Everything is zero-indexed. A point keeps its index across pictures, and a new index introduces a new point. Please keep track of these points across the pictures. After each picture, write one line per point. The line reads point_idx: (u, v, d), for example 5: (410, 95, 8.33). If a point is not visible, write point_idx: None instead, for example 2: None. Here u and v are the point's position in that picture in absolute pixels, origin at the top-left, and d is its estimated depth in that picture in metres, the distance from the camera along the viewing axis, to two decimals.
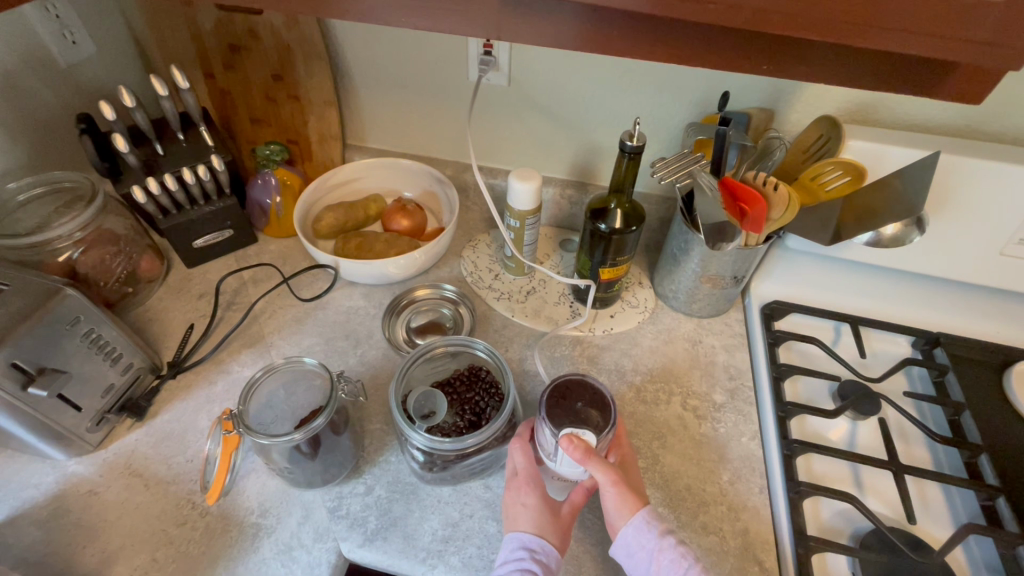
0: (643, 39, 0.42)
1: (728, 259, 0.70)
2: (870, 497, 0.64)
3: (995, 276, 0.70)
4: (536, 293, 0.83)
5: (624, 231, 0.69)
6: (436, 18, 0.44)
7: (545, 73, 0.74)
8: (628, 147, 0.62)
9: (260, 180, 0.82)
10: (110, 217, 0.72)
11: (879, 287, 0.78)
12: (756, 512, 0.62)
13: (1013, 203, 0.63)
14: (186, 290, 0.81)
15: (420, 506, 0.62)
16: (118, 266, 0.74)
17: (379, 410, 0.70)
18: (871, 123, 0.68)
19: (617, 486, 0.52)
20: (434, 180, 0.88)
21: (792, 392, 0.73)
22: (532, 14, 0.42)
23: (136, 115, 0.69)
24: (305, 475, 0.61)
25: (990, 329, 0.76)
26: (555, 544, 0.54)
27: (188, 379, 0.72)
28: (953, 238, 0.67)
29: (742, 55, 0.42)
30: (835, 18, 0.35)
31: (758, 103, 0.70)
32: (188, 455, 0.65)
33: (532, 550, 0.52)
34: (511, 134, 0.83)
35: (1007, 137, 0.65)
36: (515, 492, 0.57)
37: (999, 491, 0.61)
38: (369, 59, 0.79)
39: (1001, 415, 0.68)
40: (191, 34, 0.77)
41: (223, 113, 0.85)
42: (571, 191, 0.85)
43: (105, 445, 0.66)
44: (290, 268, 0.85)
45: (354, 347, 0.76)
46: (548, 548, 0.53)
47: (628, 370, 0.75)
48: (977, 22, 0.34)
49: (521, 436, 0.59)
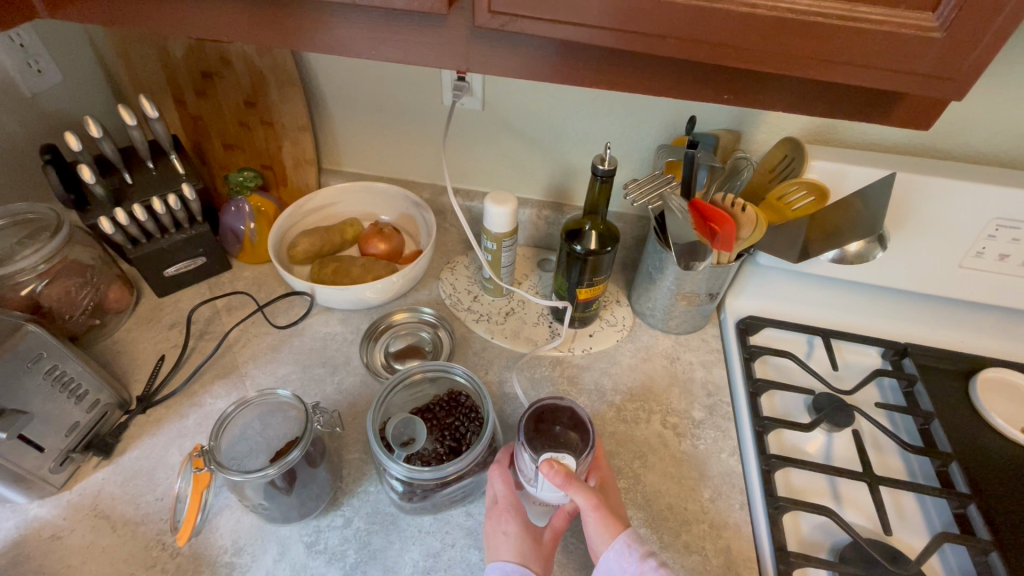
0: (609, 71, 0.43)
1: (702, 277, 0.71)
2: (848, 509, 0.65)
3: (957, 288, 0.72)
4: (514, 314, 0.83)
5: (599, 251, 0.70)
6: (405, 50, 0.45)
7: (518, 98, 0.76)
8: (600, 171, 0.63)
9: (233, 207, 0.81)
10: (76, 247, 0.70)
11: (848, 300, 0.80)
12: (738, 529, 0.63)
13: (969, 218, 0.66)
14: (156, 320, 0.79)
15: (400, 537, 0.61)
16: (84, 298, 0.72)
17: (357, 438, 0.69)
18: (833, 143, 0.70)
19: (599, 510, 0.52)
20: (411, 203, 0.88)
21: (769, 407, 0.73)
22: (500, 46, 0.43)
23: (104, 144, 0.68)
24: (280, 511, 0.59)
25: (951, 337, 0.79)
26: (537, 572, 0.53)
27: (159, 413, 0.70)
28: (914, 252, 0.70)
29: (702, 86, 0.43)
30: (789, 55, 0.37)
31: (724, 126, 0.72)
32: (158, 493, 0.63)
33: None
34: (486, 157, 0.84)
35: (958, 155, 0.68)
36: (496, 520, 0.56)
37: (970, 499, 0.63)
38: (343, 85, 0.79)
39: (969, 423, 0.70)
40: (161, 61, 0.76)
41: (195, 140, 0.85)
42: (547, 212, 0.86)
43: (69, 486, 0.63)
44: (265, 295, 0.84)
45: (332, 374, 0.75)
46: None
47: (608, 390, 0.75)
48: (922, 56, 0.35)
49: (500, 462, 0.59)
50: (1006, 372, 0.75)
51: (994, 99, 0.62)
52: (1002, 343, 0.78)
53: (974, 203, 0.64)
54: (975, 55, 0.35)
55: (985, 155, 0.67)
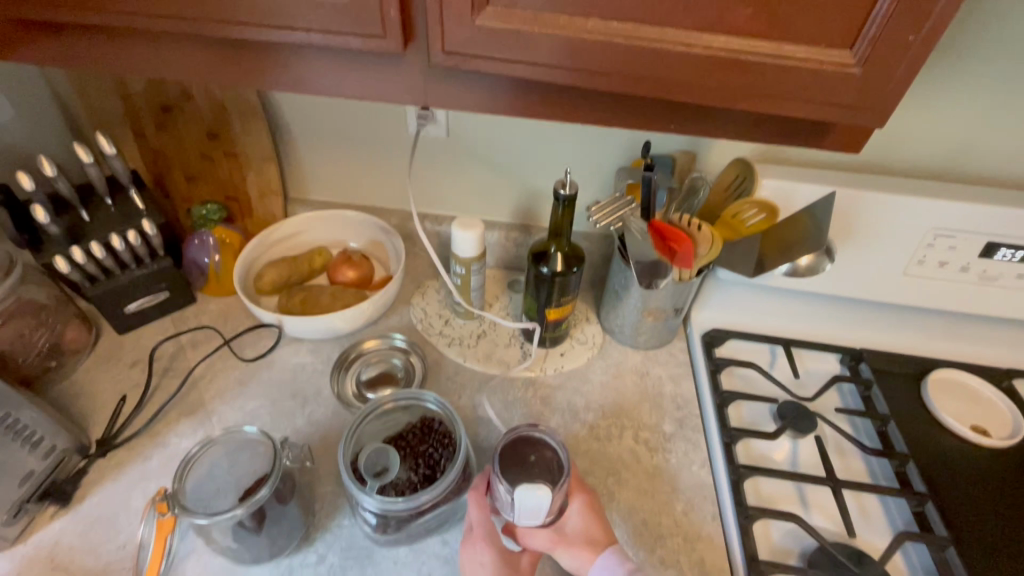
0: (562, 104, 0.45)
1: (666, 294, 0.74)
2: (815, 514, 0.67)
3: (904, 295, 0.76)
4: (486, 336, 0.84)
5: (566, 273, 0.72)
6: (366, 87, 0.46)
7: (482, 126, 0.78)
8: (561, 196, 0.65)
9: (197, 240, 0.81)
10: (30, 287, 0.67)
11: (805, 309, 0.84)
12: (711, 541, 0.64)
13: (909, 230, 0.70)
14: (117, 359, 0.77)
15: (376, 570, 0.60)
16: (39, 339, 0.70)
17: (329, 471, 0.68)
18: (782, 161, 0.74)
19: (564, 544, 0.57)
20: (379, 230, 0.88)
21: (736, 417, 0.76)
22: (456, 84, 0.45)
23: (59, 183, 0.67)
24: (250, 551, 0.58)
25: (902, 341, 0.83)
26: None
27: (120, 456, 0.67)
28: (861, 263, 0.74)
29: (650, 117, 0.45)
30: (727, 88, 0.39)
31: (680, 148, 0.75)
32: (120, 541, 0.61)
33: None
34: (453, 183, 0.85)
35: (895, 170, 0.72)
36: (471, 549, 0.57)
37: (928, 497, 0.66)
38: (308, 116, 0.80)
39: (924, 423, 0.74)
40: (120, 96, 0.76)
41: (156, 173, 0.83)
42: (515, 234, 0.88)
43: (23, 539, 0.60)
44: (232, 328, 0.82)
45: (302, 407, 0.74)
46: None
47: (581, 408, 0.76)
48: (845, 89, 0.38)
49: (477, 488, 0.59)
50: (955, 372, 0.79)
51: (921, 118, 0.67)
52: (948, 344, 0.83)
53: (912, 214, 0.69)
54: (892, 87, 0.38)
55: (919, 169, 0.72)
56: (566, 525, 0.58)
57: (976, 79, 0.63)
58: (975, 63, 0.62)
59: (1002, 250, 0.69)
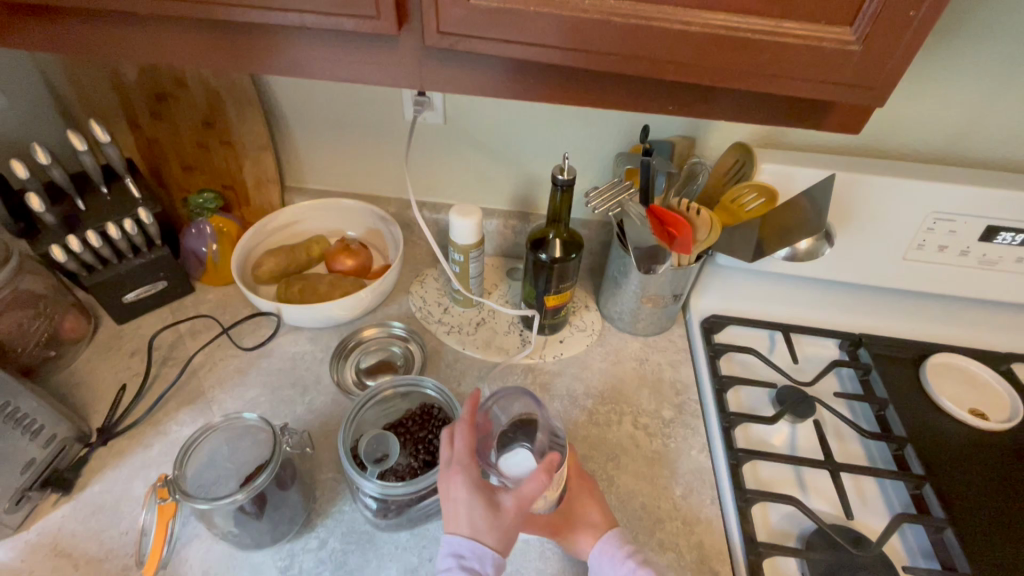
0: (559, 86, 0.45)
1: (665, 279, 0.73)
2: (813, 497, 0.68)
3: (903, 280, 0.76)
4: (485, 324, 0.84)
5: (564, 259, 0.72)
6: (361, 70, 0.46)
7: (479, 112, 0.77)
8: (560, 181, 0.65)
9: (194, 229, 0.81)
10: (27, 278, 0.67)
11: (804, 295, 0.84)
12: (710, 524, 0.64)
13: (910, 214, 0.70)
14: (116, 348, 0.77)
15: (377, 554, 0.60)
16: (37, 329, 0.70)
17: (330, 458, 0.68)
18: (782, 146, 0.74)
19: (566, 531, 0.59)
20: (377, 218, 0.88)
21: (735, 402, 0.76)
22: (450, 66, 0.44)
23: (53, 171, 0.66)
24: (251, 537, 0.58)
25: (900, 326, 0.83)
26: (492, 546, 0.51)
27: (121, 444, 0.68)
28: (861, 247, 0.74)
29: (648, 98, 0.45)
30: (724, 67, 0.39)
31: (679, 132, 0.74)
32: (122, 528, 0.61)
33: (460, 555, 0.51)
34: (451, 170, 0.85)
35: (895, 154, 0.72)
36: (447, 483, 0.54)
37: (925, 479, 0.66)
38: (304, 104, 0.80)
39: (922, 406, 0.74)
40: (113, 84, 0.75)
41: (152, 162, 0.83)
42: (514, 222, 0.87)
43: (26, 526, 0.61)
44: (230, 317, 0.82)
45: (302, 395, 0.74)
46: (481, 553, 0.51)
47: (580, 395, 0.76)
48: (845, 67, 0.38)
49: (464, 421, 0.58)
50: (954, 356, 0.79)
51: (922, 101, 0.67)
52: (947, 329, 0.83)
53: (913, 198, 0.68)
54: (891, 65, 0.37)
55: (920, 152, 0.71)
56: (570, 512, 0.59)
57: (979, 60, 0.63)
58: (979, 44, 0.62)
59: (1003, 234, 0.69)
